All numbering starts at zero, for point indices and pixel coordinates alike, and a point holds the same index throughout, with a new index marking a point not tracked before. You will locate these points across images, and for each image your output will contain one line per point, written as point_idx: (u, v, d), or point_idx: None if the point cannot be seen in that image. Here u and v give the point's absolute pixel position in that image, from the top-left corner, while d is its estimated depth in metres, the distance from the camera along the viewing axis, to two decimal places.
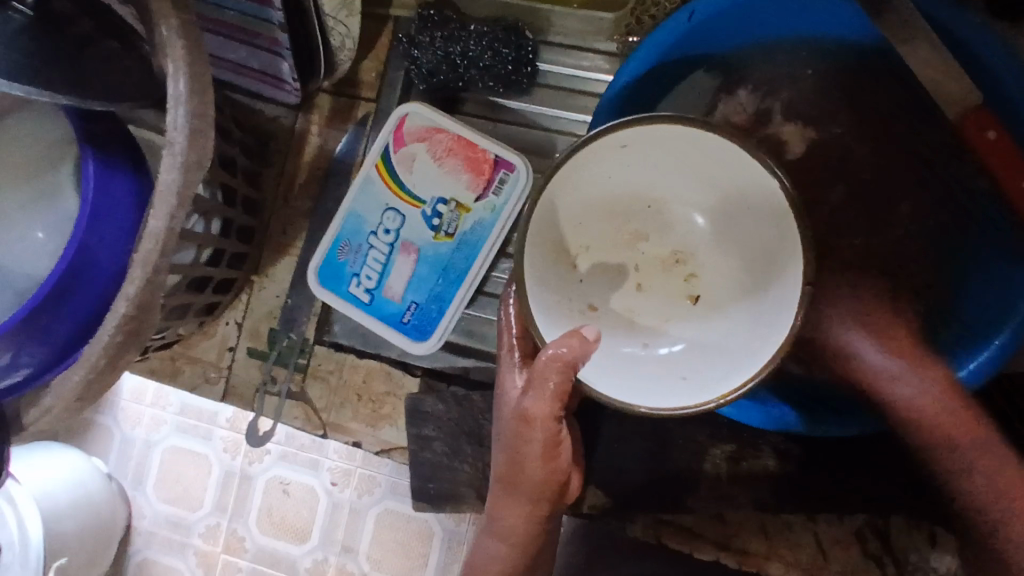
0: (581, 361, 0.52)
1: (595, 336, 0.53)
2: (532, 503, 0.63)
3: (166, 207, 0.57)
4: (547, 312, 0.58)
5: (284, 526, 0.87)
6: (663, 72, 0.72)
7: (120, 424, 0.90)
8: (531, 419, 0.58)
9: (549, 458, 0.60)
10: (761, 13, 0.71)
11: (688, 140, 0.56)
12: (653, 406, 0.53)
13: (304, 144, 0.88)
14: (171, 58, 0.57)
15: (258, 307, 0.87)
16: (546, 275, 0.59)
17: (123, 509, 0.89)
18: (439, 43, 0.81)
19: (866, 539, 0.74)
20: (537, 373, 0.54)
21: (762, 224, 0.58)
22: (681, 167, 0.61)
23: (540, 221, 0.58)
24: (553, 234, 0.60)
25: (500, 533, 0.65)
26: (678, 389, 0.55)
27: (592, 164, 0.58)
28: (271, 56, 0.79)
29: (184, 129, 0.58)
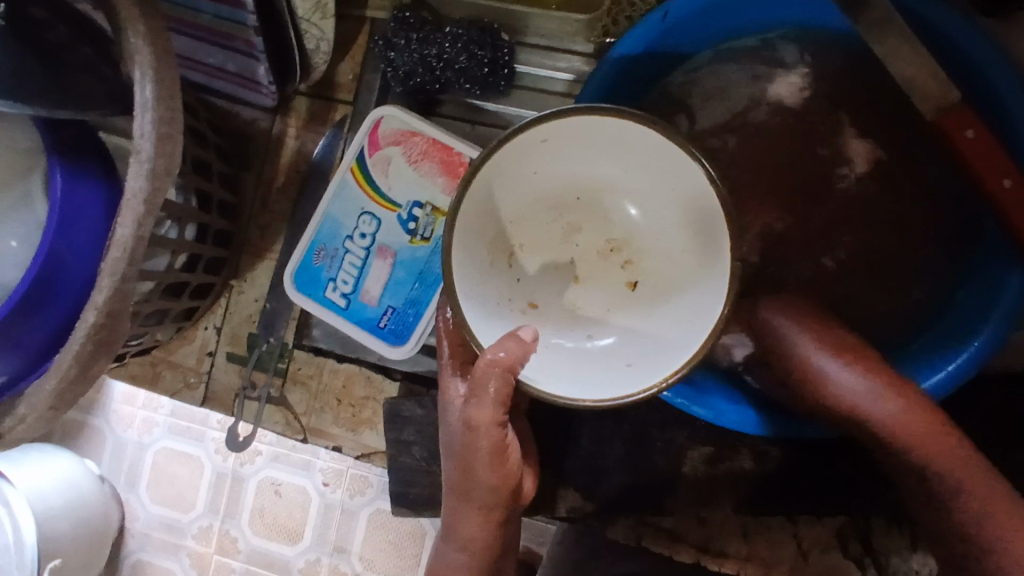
0: (522, 364, 0.54)
1: (532, 335, 0.56)
2: (488, 510, 0.61)
3: (134, 214, 0.57)
4: (486, 317, 0.58)
5: (277, 527, 0.88)
6: (640, 75, 0.70)
7: (111, 426, 0.90)
8: (477, 426, 0.57)
9: (497, 464, 0.59)
10: (735, 13, 0.70)
11: (614, 133, 0.56)
12: (596, 398, 0.52)
13: (281, 148, 0.88)
14: (138, 64, 0.57)
15: (237, 311, 0.87)
16: (482, 275, 0.60)
17: (117, 511, 0.90)
18: (416, 45, 0.80)
19: (846, 540, 0.74)
20: (479, 378, 0.54)
21: (694, 213, 0.59)
22: (603, 159, 0.62)
23: (473, 222, 0.58)
24: (489, 231, 0.61)
25: (458, 539, 0.62)
26: (614, 379, 0.56)
27: (521, 160, 0.58)
28: (246, 58, 0.78)
29: (151, 135, 0.57)
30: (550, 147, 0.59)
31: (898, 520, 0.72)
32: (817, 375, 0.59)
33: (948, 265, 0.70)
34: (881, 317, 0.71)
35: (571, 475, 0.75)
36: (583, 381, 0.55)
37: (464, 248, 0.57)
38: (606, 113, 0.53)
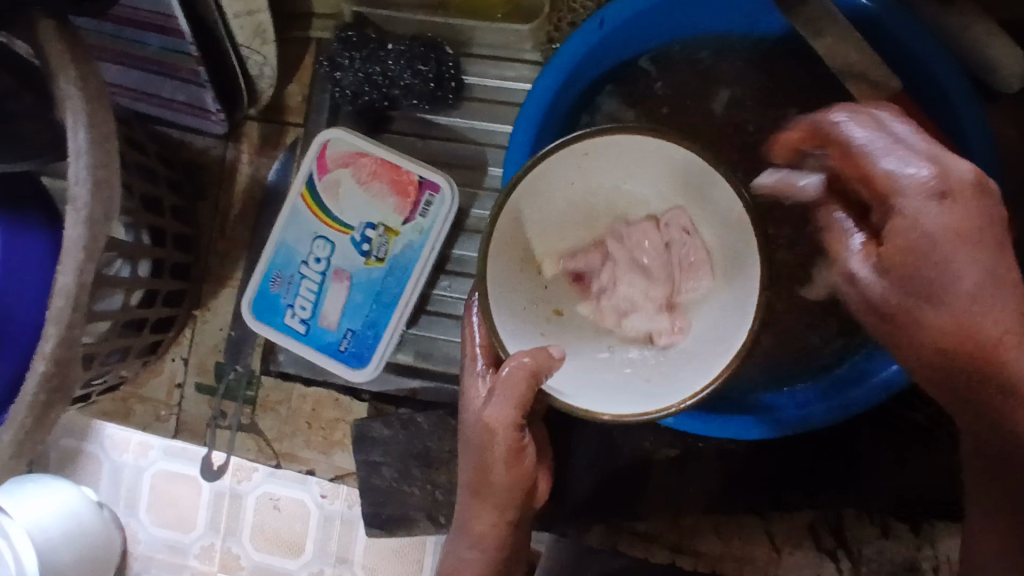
0: (546, 372, 0.53)
1: (561, 354, 0.54)
2: (500, 507, 0.62)
3: (75, 261, 0.57)
4: (511, 320, 0.56)
5: (278, 541, 0.86)
6: (581, 82, 0.69)
7: (105, 452, 0.89)
8: (494, 428, 0.58)
9: (514, 464, 0.60)
10: (675, 17, 0.69)
11: (651, 152, 0.56)
12: (617, 413, 0.52)
13: (235, 174, 0.88)
14: (69, 110, 0.56)
15: (202, 341, 0.87)
16: (510, 281, 0.56)
17: (119, 537, 0.88)
18: (359, 65, 0.79)
19: (820, 532, 0.73)
20: (503, 383, 0.54)
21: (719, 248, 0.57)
22: (638, 173, 0.59)
23: (508, 220, 0.55)
24: (519, 243, 0.57)
25: (470, 537, 0.62)
26: (642, 392, 0.54)
27: (556, 171, 0.56)
28: (193, 86, 0.78)
29: (88, 181, 0.57)
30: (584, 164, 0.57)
31: (870, 510, 0.72)
32: (881, 178, 0.44)
33: None
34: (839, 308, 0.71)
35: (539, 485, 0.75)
36: (610, 393, 0.54)
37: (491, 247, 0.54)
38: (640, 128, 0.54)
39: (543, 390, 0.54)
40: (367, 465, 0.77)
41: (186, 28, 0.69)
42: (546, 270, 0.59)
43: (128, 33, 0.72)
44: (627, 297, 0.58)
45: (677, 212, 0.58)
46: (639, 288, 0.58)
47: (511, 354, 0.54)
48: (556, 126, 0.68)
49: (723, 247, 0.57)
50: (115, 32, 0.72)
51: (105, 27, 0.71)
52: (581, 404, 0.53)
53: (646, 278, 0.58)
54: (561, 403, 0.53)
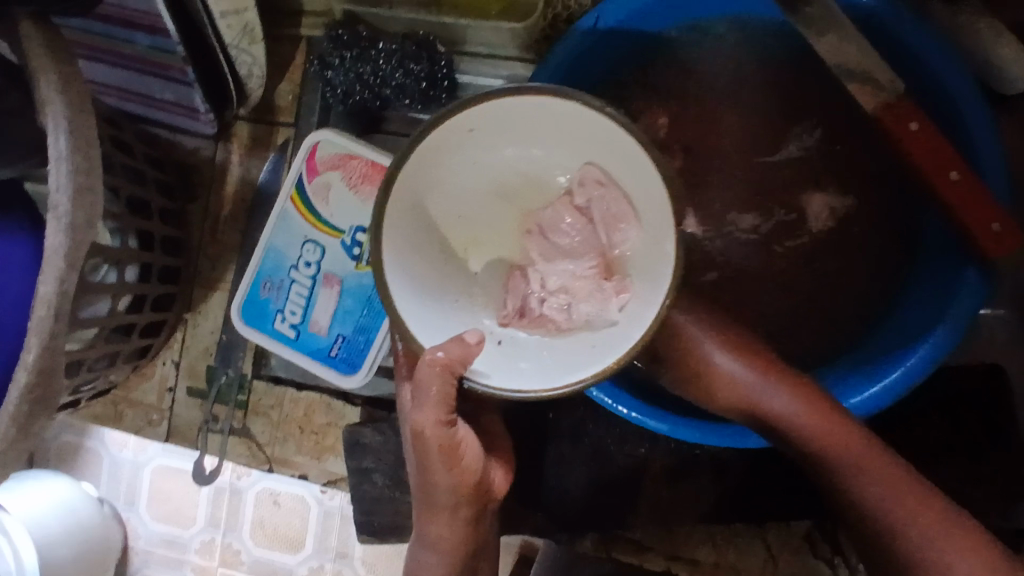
0: (463, 364, 0.48)
1: (480, 338, 0.48)
2: (451, 511, 0.59)
3: (55, 269, 0.55)
4: (426, 324, 0.49)
5: (278, 537, 0.85)
6: (576, 84, 0.67)
7: (105, 447, 0.88)
8: (423, 431, 0.54)
9: (455, 463, 0.56)
10: (662, 16, 0.69)
11: (537, 112, 0.48)
12: (550, 385, 0.46)
13: (226, 176, 0.86)
14: (49, 114, 0.55)
15: (194, 345, 0.86)
16: (424, 274, 0.49)
17: (117, 531, 0.87)
18: (350, 64, 0.78)
19: (816, 541, 0.74)
20: (416, 382, 0.50)
21: (639, 196, 0.48)
22: (540, 131, 0.50)
23: (399, 219, 0.48)
24: (426, 241, 0.50)
25: (428, 541, 0.62)
26: (575, 357, 0.47)
27: (444, 157, 0.49)
28: (181, 86, 0.77)
29: (69, 187, 0.56)
30: (477, 141, 0.50)
31: None
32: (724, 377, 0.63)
33: (892, 254, 0.69)
34: (837, 316, 0.70)
35: (534, 494, 0.74)
36: (540, 367, 0.47)
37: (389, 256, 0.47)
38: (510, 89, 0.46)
39: (466, 379, 0.48)
40: (359, 472, 0.76)
41: (171, 26, 0.68)
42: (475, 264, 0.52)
43: (116, 32, 0.70)
44: (552, 277, 0.50)
45: (592, 167, 0.50)
46: (570, 266, 0.50)
47: (424, 350, 0.48)
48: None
49: (642, 193, 0.48)
50: (100, 31, 0.70)
51: (91, 26, 0.70)
52: (507, 383, 0.47)
53: (578, 252, 0.50)
54: (488, 388, 0.47)
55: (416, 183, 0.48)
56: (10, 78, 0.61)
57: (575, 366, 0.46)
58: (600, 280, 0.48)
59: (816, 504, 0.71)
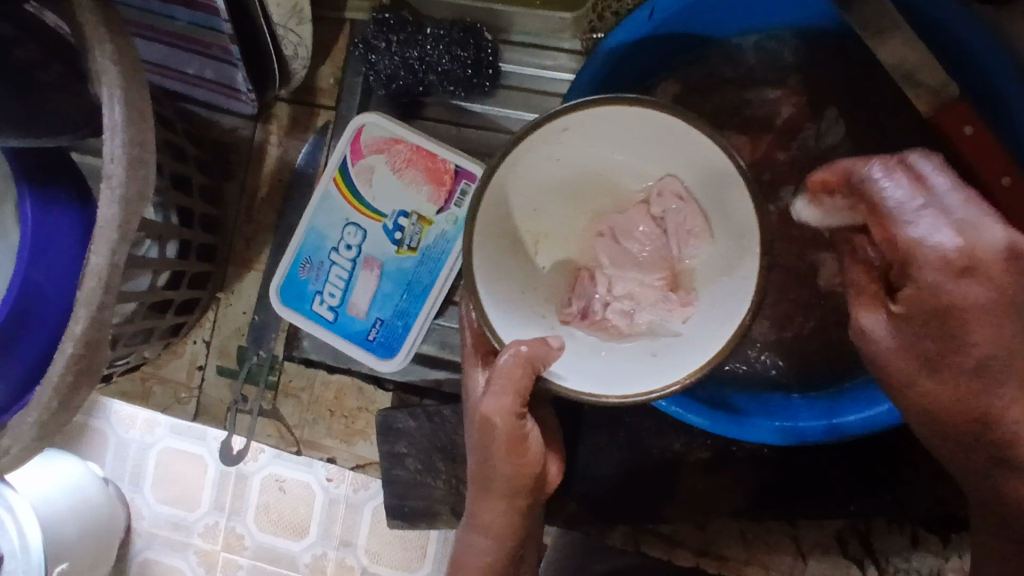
0: (543, 362, 0.51)
1: (560, 343, 0.52)
2: (509, 499, 0.60)
3: (107, 242, 0.55)
4: (505, 313, 0.54)
5: (283, 523, 0.86)
6: (626, 75, 0.67)
7: (112, 428, 0.88)
8: (492, 418, 0.56)
9: (517, 454, 0.57)
10: (720, 12, 0.67)
11: (634, 121, 0.52)
12: (622, 395, 0.50)
13: (264, 156, 0.86)
14: (105, 85, 0.54)
15: (225, 324, 0.86)
16: (500, 271, 0.54)
17: (122, 511, 0.87)
18: (397, 48, 0.78)
19: (847, 541, 0.74)
20: (498, 371, 0.52)
21: (717, 218, 0.54)
22: (629, 136, 0.54)
23: (488, 213, 0.52)
24: (505, 235, 0.55)
25: (483, 527, 0.61)
26: (643, 367, 0.52)
27: (536, 152, 0.53)
28: (225, 65, 0.77)
29: (122, 160, 0.55)
30: (568, 139, 0.54)
31: (900, 520, 0.72)
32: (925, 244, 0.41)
33: None
34: None
35: (568, 484, 0.74)
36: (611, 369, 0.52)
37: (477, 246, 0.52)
38: (620, 98, 0.50)
39: (542, 376, 0.52)
40: (391, 456, 0.76)
41: (223, 8, 0.67)
42: (542, 260, 0.57)
43: (158, 8, 0.70)
44: (619, 284, 0.56)
45: (670, 180, 0.56)
46: (638, 274, 0.56)
47: (508, 343, 0.52)
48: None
49: (721, 217, 0.54)
50: (149, 7, 0.70)
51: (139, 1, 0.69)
52: (580, 387, 0.51)
53: (646, 258, 0.56)
54: (561, 388, 0.52)
55: (511, 173, 0.52)
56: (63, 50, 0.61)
57: (644, 374, 0.51)
58: (666, 291, 0.55)
59: (851, 502, 0.71)
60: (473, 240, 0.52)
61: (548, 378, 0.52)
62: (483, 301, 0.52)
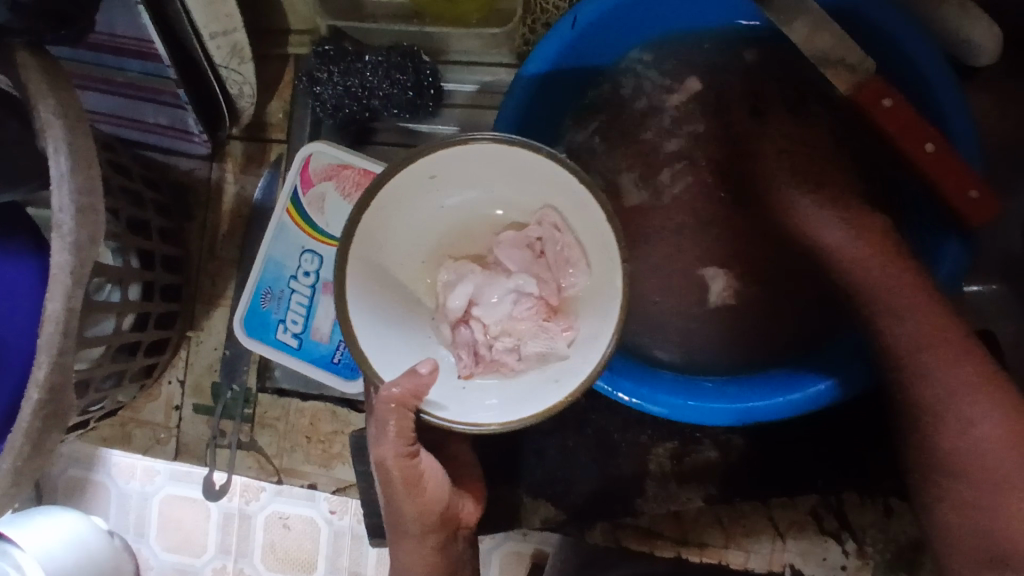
0: (416, 398, 0.50)
1: (430, 368, 0.50)
2: (420, 540, 0.60)
3: (62, 287, 0.57)
4: (389, 349, 0.52)
5: (289, 559, 0.86)
6: (557, 85, 0.69)
7: (112, 479, 0.89)
8: (385, 463, 0.55)
9: (419, 493, 0.57)
10: (642, 15, 0.70)
11: (493, 162, 0.52)
12: (505, 421, 0.49)
13: (222, 194, 0.88)
14: (49, 137, 0.56)
15: (198, 362, 0.87)
16: (384, 314, 0.53)
17: (129, 562, 0.87)
18: (339, 78, 0.80)
19: (822, 517, 0.75)
20: (376, 415, 0.52)
21: (592, 250, 0.52)
22: (495, 177, 0.54)
23: (362, 265, 0.51)
24: (388, 279, 0.54)
25: (403, 569, 0.61)
26: (536, 390, 0.50)
27: (404, 203, 0.53)
28: (174, 108, 0.79)
29: (72, 208, 0.57)
30: (436, 186, 0.54)
31: (870, 492, 0.73)
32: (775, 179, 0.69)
33: None
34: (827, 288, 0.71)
35: (542, 485, 0.75)
36: (498, 400, 0.51)
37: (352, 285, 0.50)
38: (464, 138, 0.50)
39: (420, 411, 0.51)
40: (368, 476, 0.77)
41: (163, 51, 0.70)
42: (420, 292, 0.56)
43: (104, 59, 0.72)
44: (493, 321, 0.53)
45: (548, 210, 0.54)
46: (512, 299, 0.53)
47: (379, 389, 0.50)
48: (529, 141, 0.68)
49: (594, 248, 0.52)
50: (96, 59, 0.72)
51: (85, 54, 0.72)
52: (459, 419, 0.50)
53: (520, 281, 0.53)
54: (440, 421, 0.50)
55: (380, 221, 0.52)
56: (8, 108, 0.63)
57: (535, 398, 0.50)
58: (541, 321, 0.52)
59: (818, 476, 0.72)
60: (347, 289, 0.50)
61: (425, 413, 0.50)
62: (360, 345, 0.50)
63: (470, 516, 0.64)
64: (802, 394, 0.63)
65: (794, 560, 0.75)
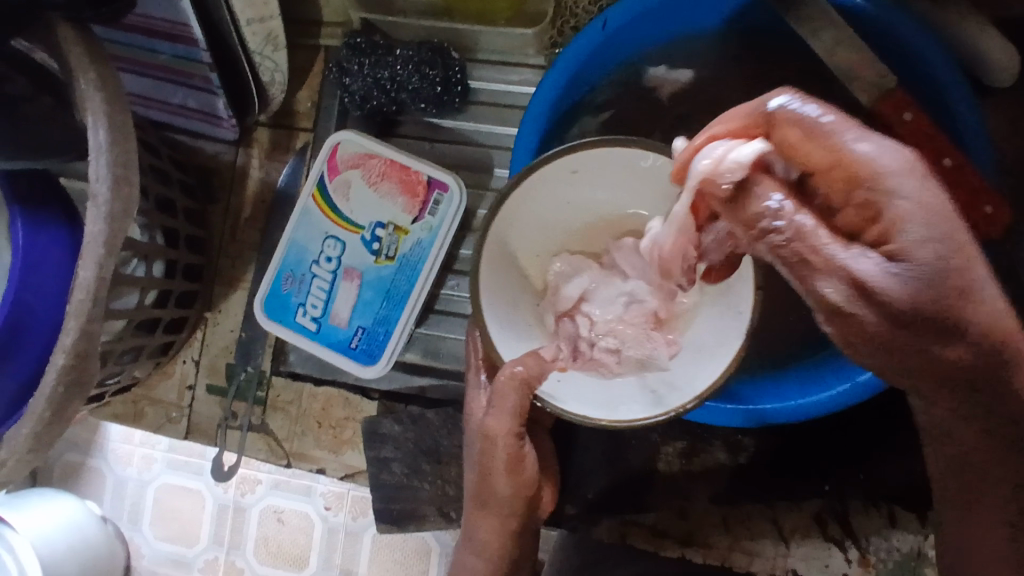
0: (539, 380, 0.55)
1: (553, 356, 0.56)
2: (502, 518, 0.61)
3: (95, 256, 0.58)
4: (504, 326, 0.58)
5: (283, 554, 0.87)
6: (581, 88, 0.71)
7: (111, 465, 0.90)
8: (492, 436, 0.58)
9: (514, 473, 0.59)
10: (669, 20, 0.71)
11: (633, 169, 0.58)
12: (614, 418, 0.54)
13: (246, 178, 0.89)
14: (89, 110, 0.57)
15: (214, 343, 0.88)
16: (507, 293, 0.59)
17: (120, 550, 0.89)
18: (369, 70, 0.82)
19: (828, 523, 0.75)
20: (497, 391, 0.56)
21: None
22: (626, 181, 0.60)
23: (497, 244, 0.58)
24: (512, 263, 0.60)
25: (474, 547, 0.63)
26: (638, 398, 0.56)
27: (545, 194, 0.60)
28: (205, 93, 0.80)
29: (108, 178, 0.58)
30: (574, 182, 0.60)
31: (876, 499, 0.74)
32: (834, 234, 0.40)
33: None
34: None
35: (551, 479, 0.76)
36: (607, 400, 0.56)
37: (488, 263, 0.57)
38: (614, 140, 0.56)
39: (537, 397, 0.55)
40: (378, 462, 0.78)
41: (201, 36, 0.71)
42: (535, 280, 0.62)
43: (141, 41, 0.74)
44: (601, 319, 0.58)
45: None
46: (622, 301, 0.58)
47: (505, 363, 0.56)
48: (550, 139, 0.70)
49: None
50: (132, 41, 0.74)
51: (122, 36, 0.73)
52: (573, 410, 0.55)
53: (634, 286, 0.58)
54: (556, 409, 0.55)
55: (518, 207, 0.58)
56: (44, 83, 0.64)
57: (639, 407, 0.55)
58: (649, 329, 0.57)
59: (825, 482, 0.74)
60: (483, 265, 0.57)
61: (542, 399, 0.55)
62: (485, 317, 0.57)
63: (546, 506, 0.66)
64: (833, 395, 0.63)
65: (797, 565, 0.76)
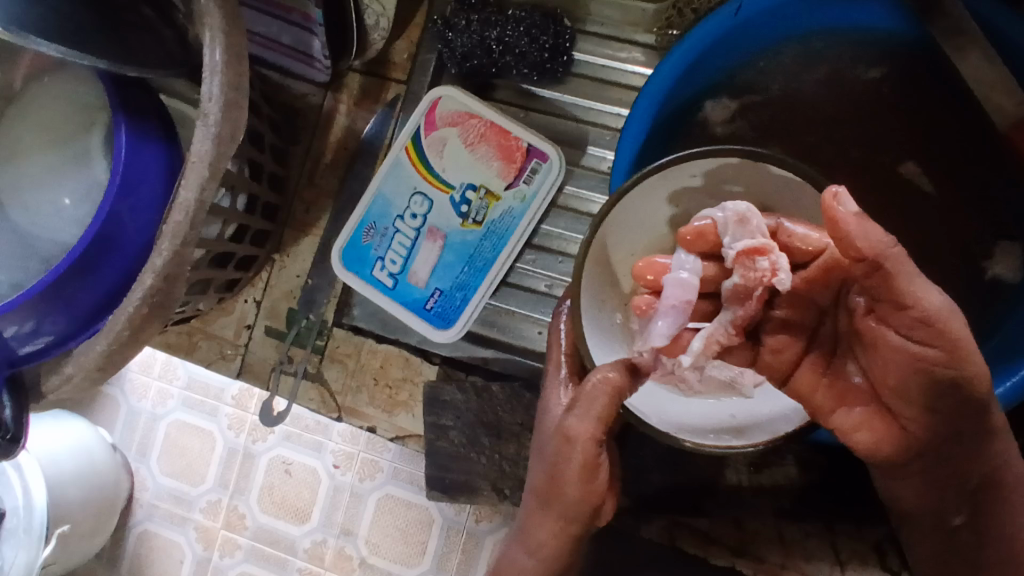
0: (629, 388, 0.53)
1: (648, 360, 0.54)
2: (564, 522, 0.57)
3: (197, 178, 0.54)
4: (596, 331, 0.57)
5: (285, 506, 0.87)
6: (699, 73, 0.68)
7: (126, 396, 0.91)
8: (573, 438, 0.54)
9: (587, 479, 0.55)
10: (802, 14, 0.68)
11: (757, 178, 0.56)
12: (699, 440, 0.54)
13: (332, 123, 0.87)
14: (209, 25, 0.54)
15: (277, 286, 0.86)
16: (600, 297, 0.57)
17: (126, 480, 0.89)
18: (476, 27, 0.79)
19: (887, 553, 0.73)
20: (585, 391, 0.53)
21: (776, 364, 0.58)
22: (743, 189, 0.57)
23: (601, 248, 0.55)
24: (608, 263, 0.58)
25: (530, 544, 0.59)
26: (722, 424, 0.56)
27: (654, 200, 0.57)
28: (303, 29, 0.76)
29: (219, 99, 0.55)
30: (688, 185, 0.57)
31: None
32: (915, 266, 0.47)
33: (998, 278, 0.71)
34: None
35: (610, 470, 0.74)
36: (693, 420, 0.56)
37: (591, 268, 0.55)
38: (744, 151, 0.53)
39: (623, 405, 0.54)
40: (437, 428, 0.77)
41: None
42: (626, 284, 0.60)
43: None
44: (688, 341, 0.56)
45: None
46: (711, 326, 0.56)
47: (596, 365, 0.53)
48: (658, 126, 0.67)
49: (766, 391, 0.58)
50: None
51: None
52: (661, 425, 0.55)
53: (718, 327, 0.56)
54: (643, 423, 0.54)
55: (631, 208, 0.56)
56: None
57: (725, 432, 0.55)
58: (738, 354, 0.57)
59: None
60: (585, 268, 0.55)
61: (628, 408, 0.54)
62: (580, 314, 0.55)
63: (605, 516, 0.61)
64: None
65: None
